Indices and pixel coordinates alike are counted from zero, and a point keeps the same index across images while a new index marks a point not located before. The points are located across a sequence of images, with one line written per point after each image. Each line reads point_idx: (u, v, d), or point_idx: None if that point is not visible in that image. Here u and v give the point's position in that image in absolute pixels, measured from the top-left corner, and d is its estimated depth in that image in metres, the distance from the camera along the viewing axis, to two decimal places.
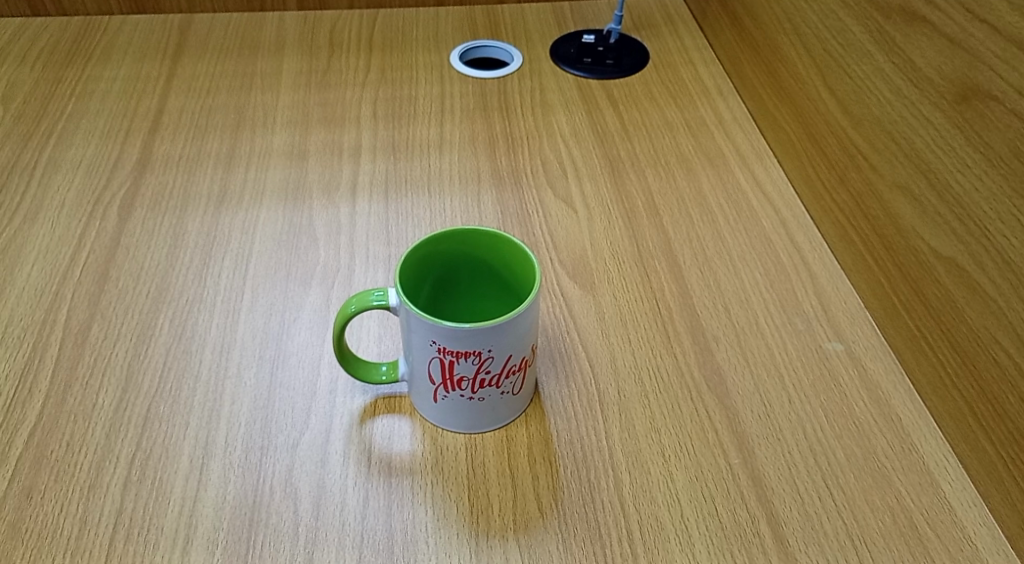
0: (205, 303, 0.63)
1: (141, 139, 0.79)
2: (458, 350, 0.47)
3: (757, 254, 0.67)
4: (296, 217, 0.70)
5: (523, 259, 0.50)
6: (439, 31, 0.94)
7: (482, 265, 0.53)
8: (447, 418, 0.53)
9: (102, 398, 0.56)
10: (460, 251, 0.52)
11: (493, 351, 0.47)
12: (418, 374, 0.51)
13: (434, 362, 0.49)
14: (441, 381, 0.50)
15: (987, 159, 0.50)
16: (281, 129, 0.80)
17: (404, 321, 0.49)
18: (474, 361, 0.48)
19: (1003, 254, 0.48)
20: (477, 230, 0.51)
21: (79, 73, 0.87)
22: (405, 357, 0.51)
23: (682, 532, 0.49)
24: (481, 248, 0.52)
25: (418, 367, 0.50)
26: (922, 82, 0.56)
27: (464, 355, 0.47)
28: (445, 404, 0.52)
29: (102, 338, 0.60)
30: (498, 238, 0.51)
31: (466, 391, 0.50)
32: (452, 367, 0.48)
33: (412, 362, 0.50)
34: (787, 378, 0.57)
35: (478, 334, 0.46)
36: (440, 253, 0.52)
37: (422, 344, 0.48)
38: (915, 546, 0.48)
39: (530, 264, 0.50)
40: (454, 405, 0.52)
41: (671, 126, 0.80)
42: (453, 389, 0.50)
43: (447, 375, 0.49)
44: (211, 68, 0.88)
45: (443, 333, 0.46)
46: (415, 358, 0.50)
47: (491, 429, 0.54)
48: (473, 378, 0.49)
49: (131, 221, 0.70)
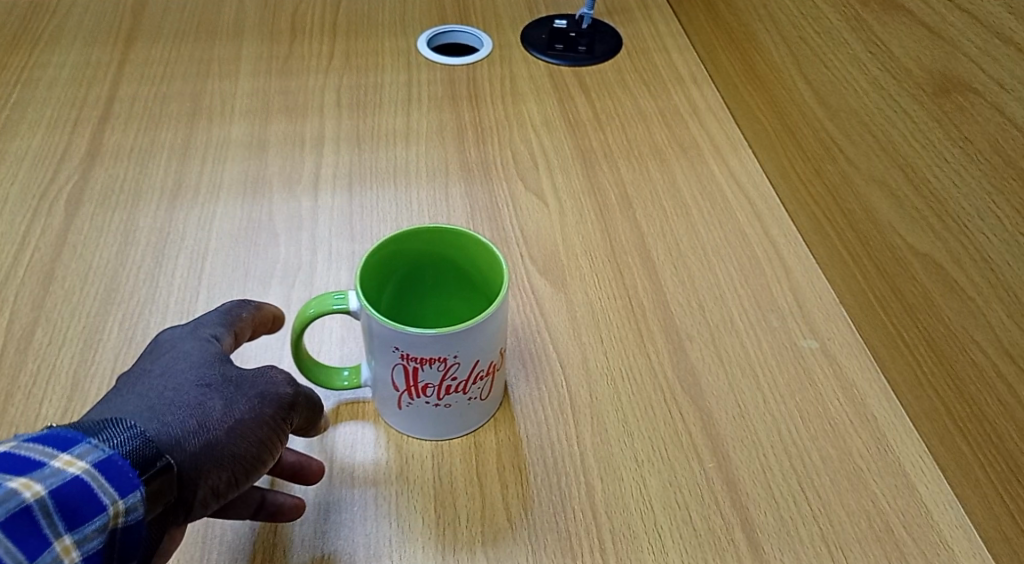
0: (157, 304, 0.60)
1: (91, 128, 0.75)
2: (423, 356, 0.45)
3: (731, 248, 0.65)
4: (256, 211, 0.67)
5: (490, 259, 0.48)
6: (406, 15, 0.91)
7: (449, 265, 0.51)
8: (413, 425, 0.51)
9: (46, 408, 0.53)
10: (423, 251, 0.50)
11: (459, 357, 0.45)
12: (381, 380, 0.49)
13: (397, 368, 0.46)
14: (405, 387, 0.48)
15: (966, 153, 0.51)
16: (240, 118, 0.76)
17: (365, 327, 0.46)
18: (439, 367, 0.45)
19: (982, 252, 0.48)
20: (441, 228, 0.48)
21: (25, 58, 0.83)
22: (368, 363, 0.49)
23: (654, 541, 0.47)
24: (446, 247, 0.50)
25: (382, 373, 0.48)
26: (900, 73, 0.57)
27: (428, 362, 0.45)
28: (410, 411, 0.50)
29: (47, 342, 0.57)
30: (464, 237, 0.49)
31: (431, 398, 0.48)
32: (416, 374, 0.46)
33: (374, 368, 0.48)
34: (762, 377, 0.56)
35: (443, 340, 0.44)
36: (405, 253, 0.49)
37: (384, 350, 0.45)
38: (891, 550, 0.47)
39: (497, 264, 0.48)
40: (421, 411, 0.50)
41: (645, 115, 0.78)
42: (418, 396, 0.48)
43: (411, 382, 0.47)
44: (166, 53, 0.84)
45: (406, 339, 0.44)
46: (378, 364, 0.47)
47: (459, 435, 0.52)
48: (438, 384, 0.47)
49: (79, 217, 0.67)
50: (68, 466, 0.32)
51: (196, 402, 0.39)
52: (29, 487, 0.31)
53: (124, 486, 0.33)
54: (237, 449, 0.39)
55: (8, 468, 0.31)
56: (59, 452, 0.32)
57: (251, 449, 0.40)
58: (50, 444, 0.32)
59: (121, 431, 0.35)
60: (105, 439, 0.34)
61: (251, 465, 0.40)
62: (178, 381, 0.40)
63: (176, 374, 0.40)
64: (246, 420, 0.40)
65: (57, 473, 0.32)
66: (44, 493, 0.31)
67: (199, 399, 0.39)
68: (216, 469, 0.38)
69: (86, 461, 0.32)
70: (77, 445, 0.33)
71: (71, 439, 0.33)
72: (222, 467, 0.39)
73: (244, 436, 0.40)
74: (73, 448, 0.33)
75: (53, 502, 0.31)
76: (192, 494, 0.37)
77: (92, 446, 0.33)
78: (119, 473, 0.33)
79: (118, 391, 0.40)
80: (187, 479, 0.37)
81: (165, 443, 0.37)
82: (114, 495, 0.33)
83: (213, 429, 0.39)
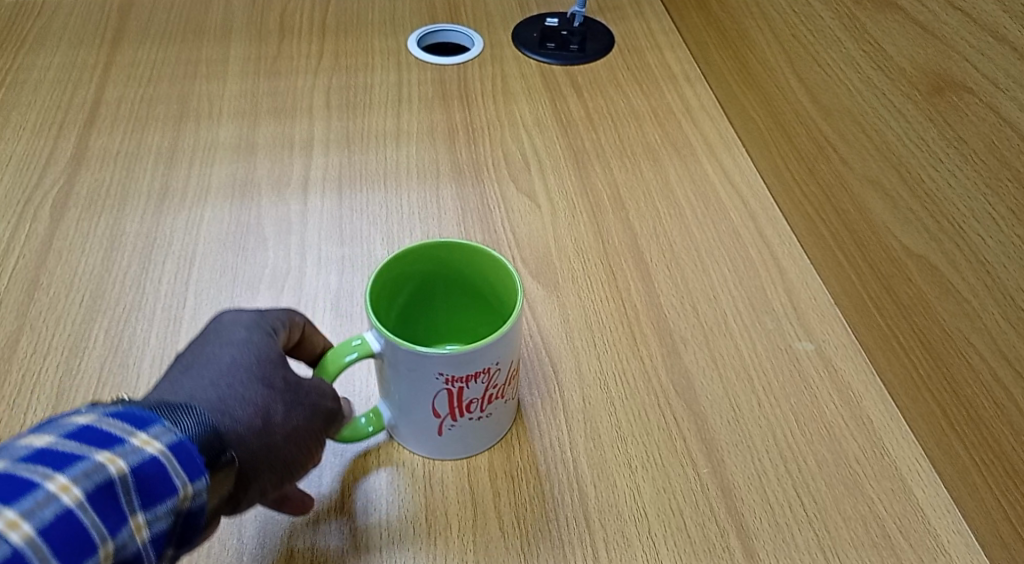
0: (143, 312, 0.59)
1: (76, 132, 0.74)
2: (469, 373, 0.44)
3: (725, 249, 0.64)
4: (244, 215, 0.67)
5: (489, 264, 0.48)
6: (396, 14, 0.90)
7: (439, 278, 0.50)
8: (455, 446, 0.50)
9: (30, 418, 0.52)
10: (419, 272, 0.49)
11: (500, 364, 0.45)
12: (420, 414, 0.47)
13: (440, 395, 0.45)
14: (448, 411, 0.47)
15: (961, 154, 0.50)
16: (228, 121, 0.75)
17: (394, 365, 0.44)
18: (484, 379, 0.45)
19: (977, 253, 0.48)
20: (429, 244, 0.47)
21: (10, 61, 0.82)
22: (397, 400, 0.47)
23: (648, 548, 0.46)
24: (434, 262, 0.49)
25: (419, 405, 0.46)
26: (894, 71, 0.57)
27: (474, 378, 0.44)
28: (453, 433, 0.49)
29: (31, 352, 0.56)
30: (458, 250, 0.48)
31: (475, 412, 0.48)
32: (461, 394, 0.45)
33: (408, 402, 0.46)
34: (756, 379, 0.55)
35: (485, 351, 0.43)
36: (394, 279, 0.48)
37: (424, 381, 0.44)
38: (887, 556, 0.46)
39: (499, 266, 0.47)
40: (464, 430, 0.49)
41: (637, 115, 0.77)
42: (462, 414, 0.47)
43: (456, 403, 0.46)
44: (154, 55, 0.83)
45: (448, 361, 0.42)
46: (416, 396, 0.45)
47: (496, 440, 0.52)
48: (482, 397, 0.46)
49: (64, 222, 0.66)
50: (145, 445, 0.33)
51: (260, 401, 0.39)
52: (113, 462, 0.32)
53: (194, 472, 0.34)
54: (291, 455, 0.40)
55: (91, 441, 0.32)
56: (137, 430, 0.33)
57: (300, 454, 0.41)
58: (128, 423, 0.33)
59: (189, 418, 0.36)
60: (178, 423, 0.35)
61: (297, 469, 0.41)
62: (244, 377, 0.40)
63: (241, 366, 0.40)
64: (301, 427, 0.41)
65: (136, 451, 0.33)
66: (125, 469, 0.32)
67: (265, 399, 0.39)
68: (269, 472, 0.39)
69: (161, 443, 0.33)
70: (152, 425, 0.34)
71: (146, 418, 0.34)
72: (274, 471, 0.40)
73: (296, 441, 0.40)
74: (149, 428, 0.34)
75: (133, 479, 0.32)
76: (246, 493, 0.38)
77: (166, 427, 0.34)
78: (191, 458, 0.34)
79: (182, 375, 0.39)
80: (243, 479, 0.38)
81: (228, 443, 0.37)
82: (185, 479, 0.34)
83: (273, 432, 0.39)
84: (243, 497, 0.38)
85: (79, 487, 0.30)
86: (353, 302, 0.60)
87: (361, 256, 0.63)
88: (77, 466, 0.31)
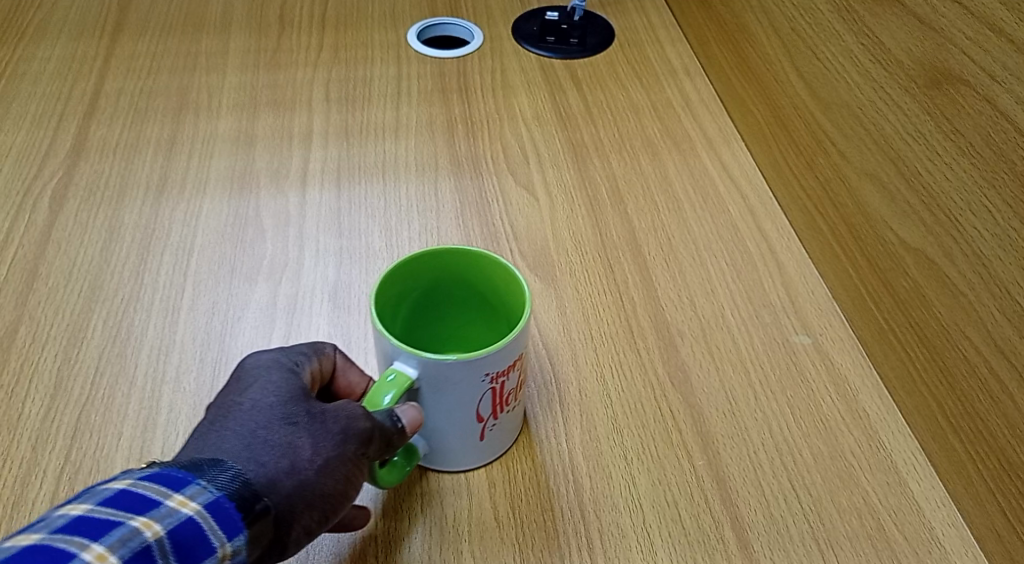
0: (141, 303, 0.59)
1: (76, 123, 0.74)
2: (509, 365, 0.43)
3: (723, 243, 0.64)
4: (243, 207, 0.67)
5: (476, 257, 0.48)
6: (396, 7, 0.90)
7: (424, 289, 0.49)
8: (494, 444, 0.49)
9: (28, 408, 0.52)
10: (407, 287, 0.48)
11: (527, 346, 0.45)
12: (463, 426, 0.46)
13: (486, 398, 0.44)
14: (490, 412, 0.46)
15: (958, 147, 0.52)
16: (227, 113, 0.76)
17: (433, 384, 0.42)
18: (520, 366, 0.45)
19: (973, 247, 0.48)
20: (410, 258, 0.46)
21: (10, 52, 0.82)
22: (435, 422, 0.45)
23: (643, 540, 0.46)
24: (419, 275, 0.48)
25: (461, 416, 0.45)
26: (892, 65, 0.59)
27: (513, 369, 0.44)
28: (492, 432, 0.48)
29: (29, 342, 0.56)
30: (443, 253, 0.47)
31: (511, 406, 0.47)
32: (503, 389, 0.45)
33: (447, 417, 0.45)
34: (753, 373, 0.55)
35: (521, 337, 0.43)
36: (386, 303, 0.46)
37: (470, 388, 0.43)
38: (882, 549, 0.46)
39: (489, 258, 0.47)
40: (502, 425, 0.48)
41: (637, 109, 0.77)
42: (501, 411, 0.47)
43: (497, 401, 0.45)
44: (153, 47, 0.83)
45: (491, 360, 0.42)
46: (459, 408, 0.44)
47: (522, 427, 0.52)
48: (517, 386, 0.46)
49: (64, 214, 0.66)
50: (181, 506, 0.32)
51: (284, 441, 0.37)
52: (149, 526, 0.31)
53: (231, 529, 0.33)
54: (328, 488, 0.37)
55: (127, 506, 0.31)
56: (173, 492, 0.32)
57: (341, 484, 0.38)
58: (164, 484, 0.33)
59: (222, 473, 0.34)
60: (213, 480, 0.34)
61: (340, 501, 0.38)
62: (267, 418, 0.38)
63: (263, 408, 0.38)
64: (335, 458, 0.38)
65: (172, 512, 0.32)
66: (162, 533, 0.31)
67: (288, 438, 0.37)
68: (308, 511, 0.37)
69: (197, 502, 0.32)
70: (188, 485, 0.33)
71: (182, 479, 0.33)
72: (314, 508, 0.37)
73: (331, 472, 0.37)
74: (185, 488, 0.33)
75: (170, 542, 0.31)
76: (288, 538, 0.36)
77: (203, 486, 0.33)
78: (228, 515, 0.33)
79: (208, 429, 0.38)
80: (282, 522, 0.36)
81: (260, 486, 0.35)
82: (222, 537, 0.32)
83: (302, 469, 0.37)
84: (286, 542, 0.36)
85: (115, 555, 0.29)
86: (351, 294, 0.60)
87: (359, 248, 0.64)
88: (112, 534, 0.30)
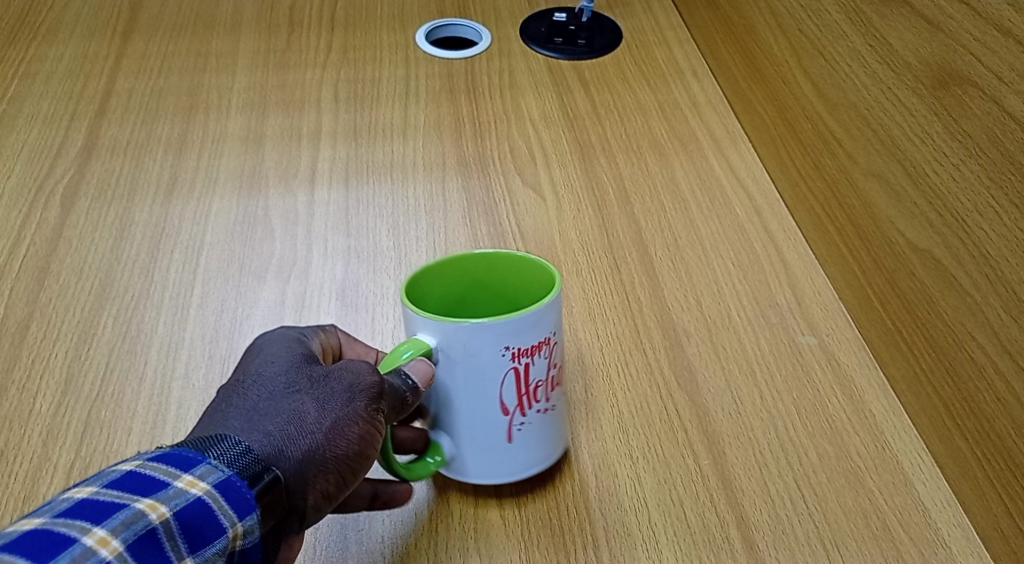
0: (151, 300, 0.60)
1: (88, 122, 0.75)
2: (531, 343, 0.41)
3: (730, 244, 0.64)
4: (252, 205, 0.67)
5: (524, 265, 0.45)
6: (405, 8, 0.90)
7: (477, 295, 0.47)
8: (524, 454, 0.45)
9: (39, 402, 0.52)
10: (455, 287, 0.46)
11: (557, 333, 0.43)
12: (486, 417, 0.43)
13: (508, 379, 0.42)
14: (515, 404, 0.43)
15: (965, 148, 0.51)
16: (237, 113, 0.76)
17: (451, 354, 0.41)
18: (547, 351, 0.43)
19: (980, 247, 0.48)
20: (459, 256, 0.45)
21: (23, 52, 0.83)
22: (459, 410, 0.43)
23: (648, 538, 0.46)
24: (469, 277, 0.46)
25: (482, 403, 0.43)
26: (899, 65, 0.60)
27: (538, 350, 0.42)
28: (522, 437, 0.44)
29: (41, 338, 0.57)
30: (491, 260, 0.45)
31: (541, 404, 0.44)
32: (528, 373, 0.42)
33: (469, 403, 0.43)
34: (759, 373, 0.55)
35: (546, 314, 0.41)
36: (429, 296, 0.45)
37: (489, 362, 0.41)
38: (888, 549, 0.45)
39: (536, 264, 0.44)
40: (533, 430, 0.44)
41: (644, 109, 0.78)
42: (530, 408, 0.43)
43: (523, 390, 0.43)
44: (164, 47, 0.83)
45: (507, 329, 0.40)
46: (479, 389, 0.42)
47: (560, 447, 0.48)
48: (547, 380, 0.43)
49: (75, 212, 0.66)
50: (190, 486, 0.31)
51: (289, 408, 0.36)
52: (155, 509, 0.30)
53: (242, 509, 0.32)
54: (340, 450, 0.37)
55: (134, 488, 0.31)
56: (183, 472, 0.32)
57: (354, 446, 0.37)
58: (173, 464, 0.32)
59: (232, 449, 0.33)
60: (224, 457, 0.33)
61: (355, 464, 0.37)
62: (269, 387, 0.37)
63: (265, 381, 0.38)
64: (343, 418, 0.37)
65: (181, 494, 0.31)
66: (168, 515, 0.30)
67: (292, 405, 0.37)
68: (323, 476, 0.36)
69: (207, 482, 0.32)
70: (198, 465, 0.32)
71: (192, 459, 0.32)
72: (328, 472, 0.36)
73: (342, 434, 0.37)
74: (195, 468, 0.32)
75: (177, 524, 0.30)
76: (303, 504, 0.36)
77: (214, 465, 0.32)
78: (239, 494, 0.32)
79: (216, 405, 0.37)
80: (296, 489, 0.35)
81: (266, 453, 0.34)
82: (233, 518, 0.32)
83: (310, 432, 0.36)
84: (300, 510, 0.36)
85: (118, 538, 0.28)
86: (359, 292, 0.60)
87: (366, 247, 0.64)
88: (116, 516, 0.29)
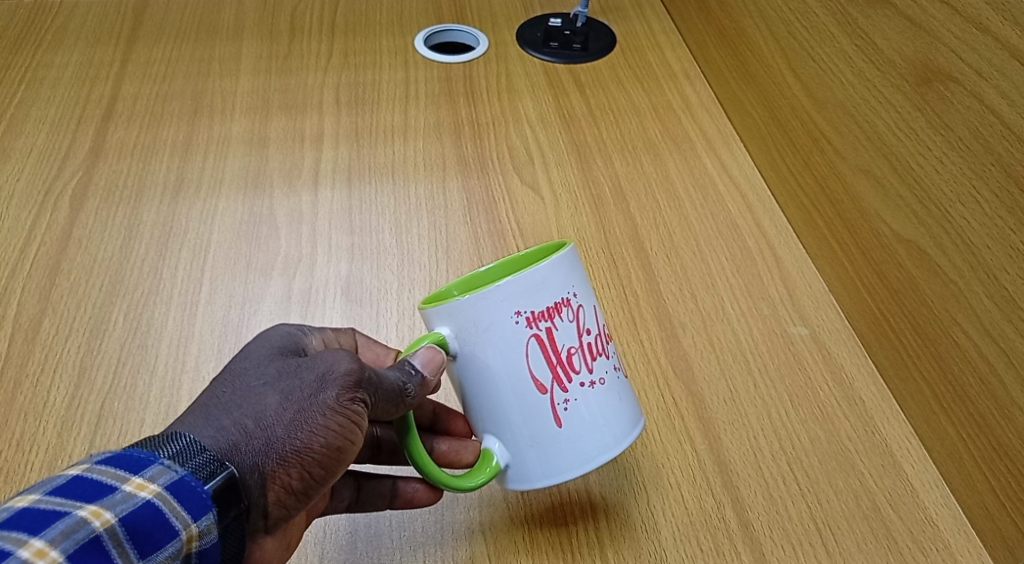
0: (161, 296, 0.61)
1: (95, 126, 0.76)
2: (545, 306, 0.41)
3: (723, 239, 0.66)
4: (257, 205, 0.69)
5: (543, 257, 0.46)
6: (404, 14, 0.92)
7: None
8: (581, 438, 0.43)
9: (53, 395, 0.54)
10: None
11: (577, 296, 0.43)
12: (524, 402, 0.42)
13: (532, 350, 0.41)
14: (551, 378, 0.42)
15: (948, 141, 0.54)
16: (240, 116, 0.78)
17: (466, 339, 0.42)
18: (567, 314, 0.42)
19: (963, 237, 0.50)
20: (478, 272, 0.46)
21: (29, 59, 0.84)
22: (494, 402, 0.43)
23: (648, 520, 0.48)
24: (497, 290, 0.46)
25: (514, 383, 0.42)
26: (884, 64, 0.62)
27: (555, 312, 0.42)
28: (572, 418, 0.42)
29: (53, 333, 0.58)
30: (510, 264, 0.46)
31: (583, 375, 0.42)
32: (552, 339, 0.42)
33: (503, 390, 0.42)
34: (753, 362, 0.57)
35: (553, 273, 0.41)
36: None
37: (505, 335, 0.41)
38: (877, 527, 0.47)
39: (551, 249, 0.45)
40: (583, 408, 0.43)
41: (638, 111, 0.80)
42: (570, 381, 0.42)
43: (552, 359, 0.42)
44: (168, 53, 0.85)
45: (509, 291, 0.41)
46: (508, 371, 0.42)
47: (631, 428, 0.45)
48: (580, 347, 0.42)
49: (84, 212, 0.68)
50: (139, 490, 0.33)
51: (252, 402, 0.38)
52: (99, 516, 0.32)
53: (195, 510, 0.34)
54: (301, 442, 0.38)
55: (80, 495, 0.33)
56: (132, 475, 0.34)
57: (320, 439, 0.38)
58: (122, 468, 0.34)
59: (185, 446, 0.35)
60: (176, 458, 0.35)
61: (324, 456, 0.39)
62: (241, 380, 0.39)
63: (234, 373, 0.39)
64: (306, 410, 0.38)
65: (128, 498, 0.33)
66: (112, 522, 0.32)
67: (257, 397, 0.38)
68: (284, 470, 0.38)
69: (157, 484, 0.34)
70: (149, 466, 0.34)
71: (142, 460, 0.34)
72: (289, 466, 0.38)
73: (302, 425, 0.38)
74: (145, 470, 0.34)
75: (123, 529, 0.32)
76: (264, 499, 0.37)
77: (165, 466, 0.34)
78: (191, 496, 0.34)
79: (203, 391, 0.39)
80: (254, 484, 0.37)
81: (222, 450, 0.36)
82: (186, 519, 0.34)
83: (272, 425, 0.37)
84: (263, 505, 0.38)
85: (57, 549, 0.30)
86: (363, 287, 0.62)
87: (370, 245, 0.66)
88: (55, 527, 0.31)
